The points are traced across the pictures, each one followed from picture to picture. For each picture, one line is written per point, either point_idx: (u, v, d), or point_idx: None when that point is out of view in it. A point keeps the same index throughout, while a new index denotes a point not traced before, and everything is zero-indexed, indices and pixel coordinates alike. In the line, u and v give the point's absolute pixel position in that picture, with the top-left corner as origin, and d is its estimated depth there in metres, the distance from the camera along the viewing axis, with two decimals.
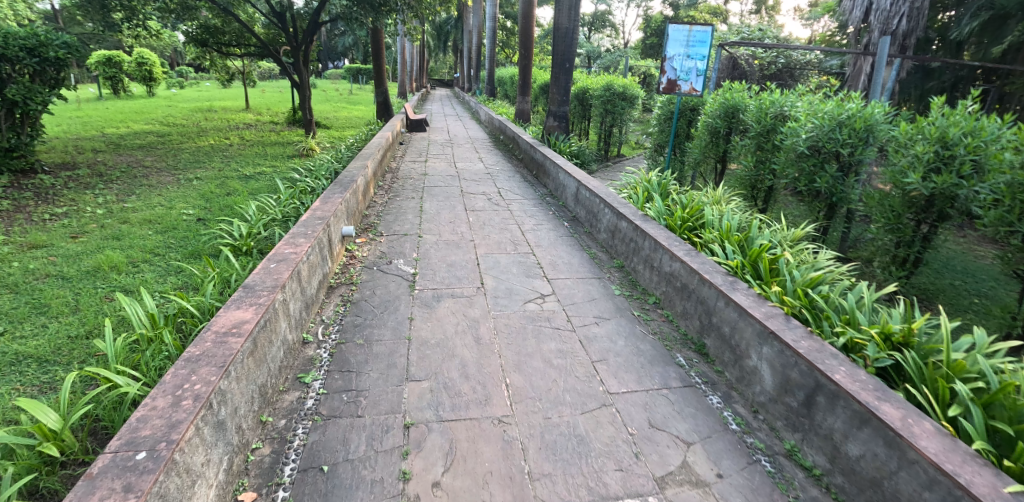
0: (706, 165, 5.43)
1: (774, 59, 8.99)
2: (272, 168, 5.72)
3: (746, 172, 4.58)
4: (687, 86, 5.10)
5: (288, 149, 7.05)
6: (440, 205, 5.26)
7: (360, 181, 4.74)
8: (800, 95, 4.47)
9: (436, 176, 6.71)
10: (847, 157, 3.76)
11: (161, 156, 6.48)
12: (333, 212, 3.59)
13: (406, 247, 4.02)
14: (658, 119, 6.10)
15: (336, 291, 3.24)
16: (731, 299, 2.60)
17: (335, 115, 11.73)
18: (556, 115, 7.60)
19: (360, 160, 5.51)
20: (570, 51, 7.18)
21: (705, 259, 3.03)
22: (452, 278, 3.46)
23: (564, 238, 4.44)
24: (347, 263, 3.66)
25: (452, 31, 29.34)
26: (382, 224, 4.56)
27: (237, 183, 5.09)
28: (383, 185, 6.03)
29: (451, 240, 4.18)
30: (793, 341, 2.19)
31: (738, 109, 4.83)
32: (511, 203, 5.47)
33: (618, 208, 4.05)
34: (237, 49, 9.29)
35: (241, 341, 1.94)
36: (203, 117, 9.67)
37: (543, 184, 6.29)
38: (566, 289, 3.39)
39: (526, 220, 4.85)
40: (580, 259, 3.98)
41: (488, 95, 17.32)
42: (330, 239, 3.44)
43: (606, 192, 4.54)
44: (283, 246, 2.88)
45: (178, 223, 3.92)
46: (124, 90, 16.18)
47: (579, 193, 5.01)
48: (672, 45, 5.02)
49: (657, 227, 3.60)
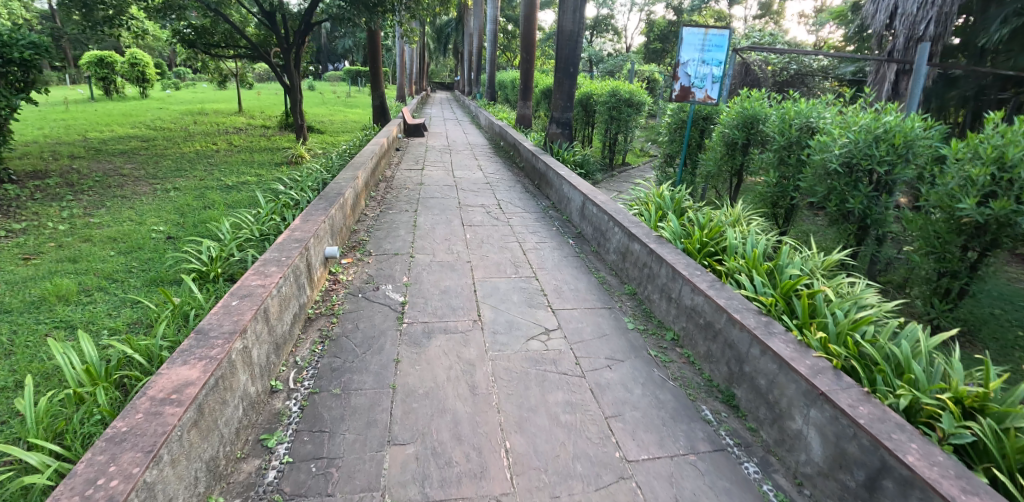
0: (720, 178, 5.08)
1: (786, 64, 8.69)
2: (256, 178, 5.36)
3: (766, 188, 4.23)
4: (702, 94, 4.75)
5: (276, 156, 6.69)
6: (435, 219, 4.89)
7: (349, 193, 4.38)
8: (827, 105, 4.11)
9: (433, 186, 6.35)
10: (884, 175, 3.40)
11: (142, 162, 6.12)
12: (314, 232, 3.23)
13: (396, 269, 3.65)
14: (668, 128, 5.74)
15: (314, 325, 2.88)
16: (768, 347, 2.23)
17: (330, 118, 11.39)
18: (559, 122, 7.23)
19: (351, 169, 5.15)
20: (575, 55, 6.83)
21: (733, 294, 2.67)
22: (445, 308, 3.09)
23: (569, 258, 4.08)
24: (329, 289, 3.29)
25: (452, 34, 29.06)
26: (372, 241, 4.19)
27: (216, 195, 4.73)
28: (375, 196, 5.66)
29: (446, 261, 3.82)
30: (850, 407, 1.83)
31: (758, 120, 4.48)
32: (512, 217, 5.11)
33: (629, 228, 3.68)
34: (228, 49, 9.02)
35: (180, 412, 1.57)
36: (192, 121, 9.31)
37: (546, 196, 5.94)
38: (572, 322, 3.03)
39: (528, 237, 4.50)
40: (587, 283, 3.62)
41: (489, 99, 17.02)
42: (310, 264, 3.07)
43: (614, 208, 4.18)
44: (249, 278, 2.50)
45: (144, 242, 3.56)
46: (117, 91, 15.87)
47: (584, 208, 4.65)
48: (686, 49, 4.67)
49: (675, 253, 3.24)
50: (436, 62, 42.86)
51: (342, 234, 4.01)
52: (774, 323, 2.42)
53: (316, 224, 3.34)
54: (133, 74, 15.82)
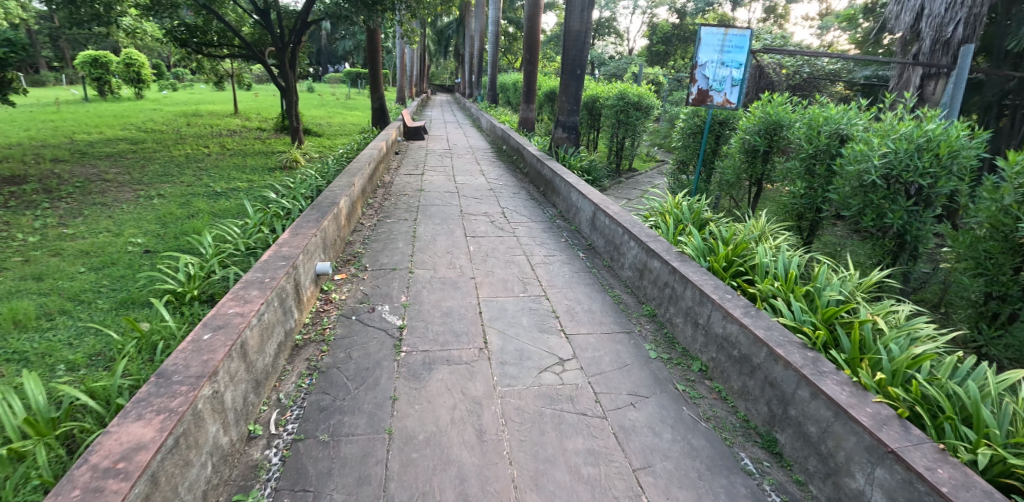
0: (738, 187, 4.80)
1: (798, 67, 8.41)
2: (247, 184, 5.06)
3: (792, 199, 3.94)
4: (721, 97, 4.47)
5: (270, 160, 6.38)
6: (436, 229, 4.60)
7: (343, 203, 4.09)
8: (858, 111, 3.83)
9: (434, 192, 6.06)
10: (926, 188, 3.11)
11: (128, 167, 5.81)
12: (304, 248, 2.94)
13: (393, 287, 3.35)
14: (681, 133, 5.46)
15: (302, 354, 2.59)
16: (821, 390, 1.93)
17: (328, 121, 11.11)
18: (565, 126, 6.94)
19: (347, 175, 4.87)
20: (582, 56, 6.55)
21: (772, 325, 2.37)
22: (448, 334, 2.79)
23: (581, 274, 3.79)
24: (320, 311, 3.00)
25: (453, 37, 28.83)
26: (368, 254, 3.90)
27: (203, 203, 4.43)
28: (373, 204, 5.37)
29: (448, 277, 3.52)
30: (932, 472, 1.54)
31: (782, 126, 4.19)
32: (518, 227, 4.82)
33: (647, 243, 3.40)
34: (223, 48, 8.71)
35: (125, 488, 1.27)
36: (185, 122, 9.02)
37: (552, 204, 5.65)
38: (589, 351, 2.73)
39: (536, 250, 4.20)
40: (603, 303, 3.33)
41: (490, 101, 16.74)
42: (298, 284, 2.77)
43: (628, 220, 3.89)
44: (227, 305, 2.21)
45: (119, 258, 3.27)
46: (112, 92, 15.56)
47: (595, 218, 4.36)
48: (705, 50, 4.40)
49: (701, 273, 2.94)
50: (437, 64, 42.61)
51: (336, 246, 3.72)
52: (823, 359, 2.12)
53: (307, 237, 3.05)
54: (127, 75, 15.46)
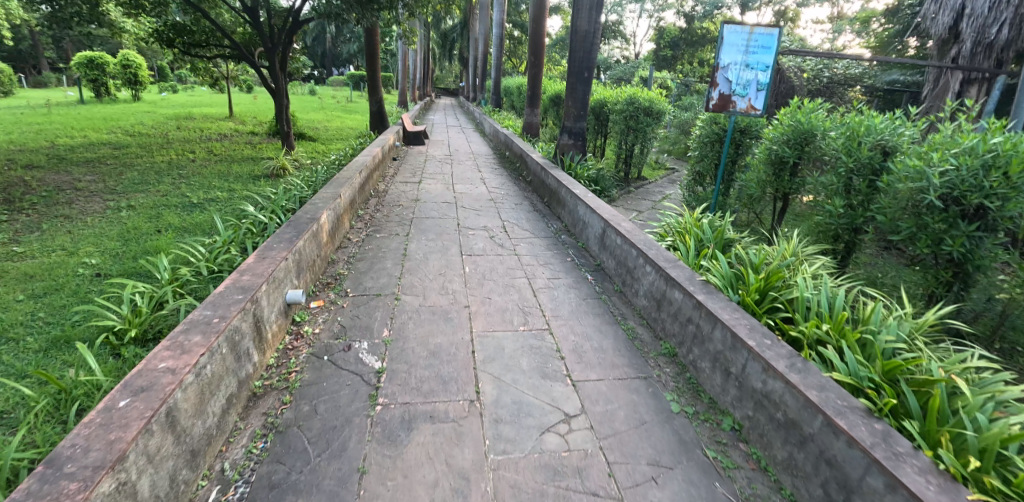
0: (762, 202, 4.37)
1: (819, 71, 7.97)
2: (226, 194, 4.65)
3: (828, 218, 3.51)
4: (744, 103, 4.08)
5: (257, 167, 5.97)
6: (430, 246, 4.18)
7: (326, 218, 3.68)
8: (904, 121, 3.40)
9: (430, 203, 5.66)
10: (992, 212, 2.65)
11: (104, 174, 5.40)
12: (270, 276, 2.54)
13: (375, 318, 2.93)
14: (697, 142, 5.05)
15: (259, 407, 2.18)
16: (900, 483, 1.50)
17: (325, 125, 10.72)
18: (572, 133, 6.49)
19: (334, 186, 4.47)
20: (590, 58, 6.14)
21: (826, 385, 1.94)
22: (433, 381, 2.36)
23: (589, 301, 3.37)
24: (289, 349, 2.59)
25: (458, 40, 28.51)
26: (351, 276, 3.49)
27: (173, 216, 4.02)
28: (363, 215, 4.97)
29: (439, 306, 3.11)
30: None
31: (815, 135, 3.78)
32: (519, 243, 4.40)
33: (665, 269, 2.97)
34: (215, 49, 8.34)
35: None
36: (177, 125, 8.66)
37: (557, 217, 5.23)
38: (600, 403, 2.32)
39: (539, 271, 3.78)
40: (615, 339, 2.91)
41: (494, 105, 16.32)
42: (259, 321, 2.37)
43: (643, 240, 3.47)
44: (158, 358, 1.80)
45: (64, 283, 2.86)
46: (109, 94, 15.30)
47: (605, 236, 3.94)
48: (727, 50, 3.97)
49: (731, 311, 2.51)
50: (441, 68, 42.28)
51: (315, 268, 3.32)
52: (895, 434, 1.69)
53: (275, 261, 2.65)
54: (123, 77, 15.17)
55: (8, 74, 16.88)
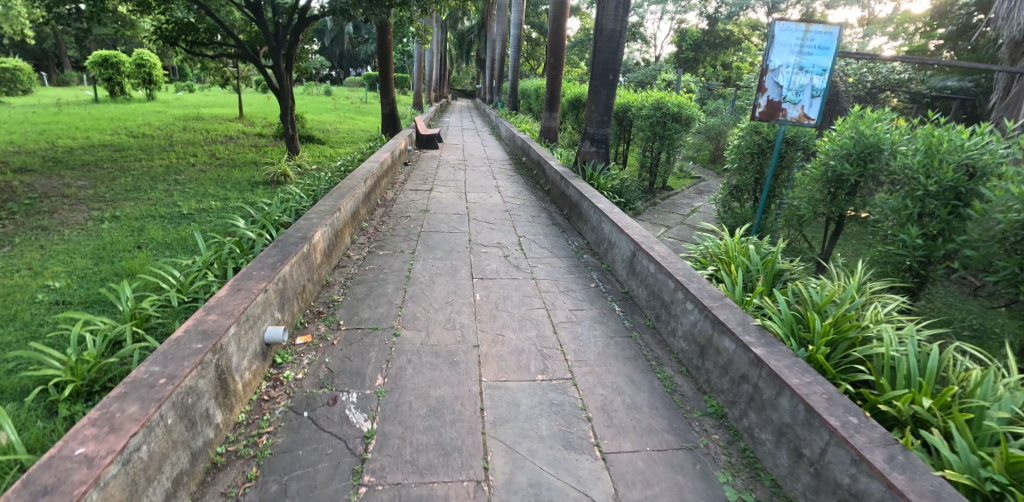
0: (811, 222, 3.88)
1: (863, 74, 7.40)
2: (219, 205, 4.26)
3: (899, 249, 3.02)
4: (797, 111, 3.59)
5: (258, 172, 5.59)
6: (437, 267, 3.76)
7: (321, 236, 3.29)
8: (994, 138, 2.89)
9: (440, 214, 5.25)
10: None
11: (97, 178, 5.07)
12: (244, 315, 2.14)
13: (369, 360, 2.52)
14: (734, 154, 4.57)
15: (218, 485, 1.77)
16: None
17: (335, 127, 10.40)
18: (594, 139, 6.01)
19: (334, 197, 4.08)
20: (615, 59, 5.67)
21: (946, 494, 1.46)
22: (432, 452, 1.93)
23: (617, 340, 2.91)
24: (266, 402, 2.19)
25: (475, 41, 28.25)
26: (348, 303, 3.09)
27: (157, 230, 3.65)
28: (367, 228, 4.57)
29: (443, 343, 2.69)
30: None
31: (882, 151, 3.28)
32: (537, 264, 3.97)
33: (710, 309, 2.52)
34: (222, 48, 8.03)
35: None
36: (183, 126, 8.38)
37: (578, 232, 4.78)
38: (638, 487, 1.86)
39: (560, 299, 3.35)
40: (650, 392, 2.45)
41: (511, 107, 15.87)
42: (224, 373, 1.97)
43: (681, 268, 3.01)
44: (77, 439, 1.40)
45: (17, 313, 2.47)
46: (124, 94, 15.26)
47: (634, 260, 3.48)
48: (779, 51, 3.48)
49: (799, 371, 2.04)
50: (457, 69, 42.10)
51: (305, 296, 2.92)
52: None
53: (252, 294, 2.26)
54: (137, 76, 15.10)
55: (27, 72, 16.95)
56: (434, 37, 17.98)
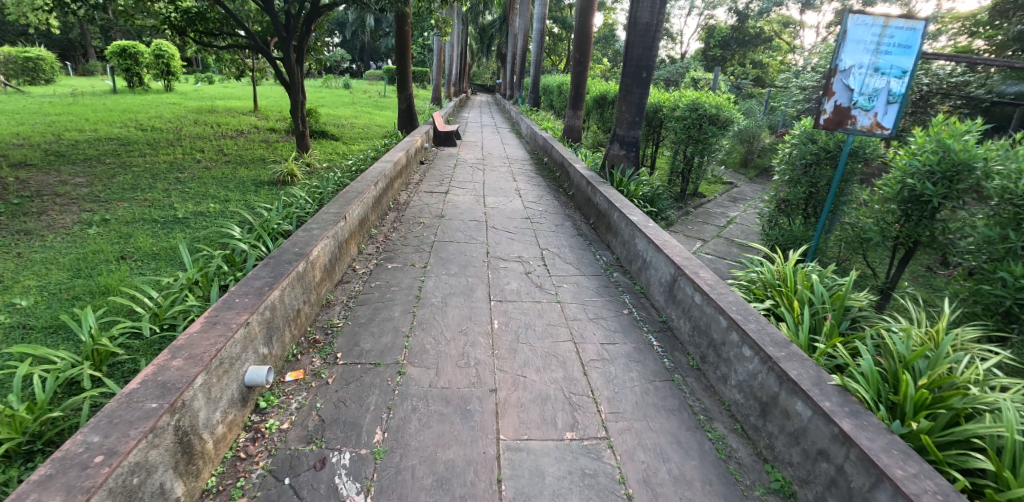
0: (877, 246, 3.39)
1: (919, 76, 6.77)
2: (218, 208, 3.94)
3: (998, 288, 2.53)
4: (869, 119, 3.11)
5: (264, 171, 5.27)
6: (450, 285, 3.36)
7: (321, 250, 2.92)
8: None
9: (456, 220, 4.87)
10: None
11: (97, 174, 4.82)
12: (215, 359, 1.81)
13: (367, 406, 2.15)
14: (784, 164, 4.11)
15: None
16: None
17: (351, 122, 10.07)
18: (624, 142, 5.55)
19: (340, 202, 3.72)
20: (650, 56, 5.21)
21: None
22: None
23: (656, 384, 2.49)
24: (242, 461, 1.84)
25: (496, 35, 27.80)
26: (348, 329, 2.73)
27: (147, 237, 3.35)
28: (376, 236, 4.21)
29: (454, 386, 2.30)
30: None
31: (973, 170, 2.79)
32: (562, 283, 3.56)
33: (773, 359, 2.09)
34: (235, 39, 7.76)
35: None
36: (196, 119, 8.15)
37: (606, 246, 4.35)
38: None
39: (589, 329, 2.94)
40: (701, 459, 2.03)
41: (532, 104, 15.38)
42: (186, 434, 1.63)
43: (734, 301, 2.57)
44: None
45: None
46: (142, 85, 15.27)
47: (675, 285, 3.05)
48: (852, 49, 3.00)
49: (902, 458, 1.59)
50: (477, 65, 41.79)
51: (299, 321, 2.58)
52: None
53: (230, 330, 1.93)
54: (155, 67, 15.08)
55: (50, 61, 17.09)
56: (455, 31, 17.57)
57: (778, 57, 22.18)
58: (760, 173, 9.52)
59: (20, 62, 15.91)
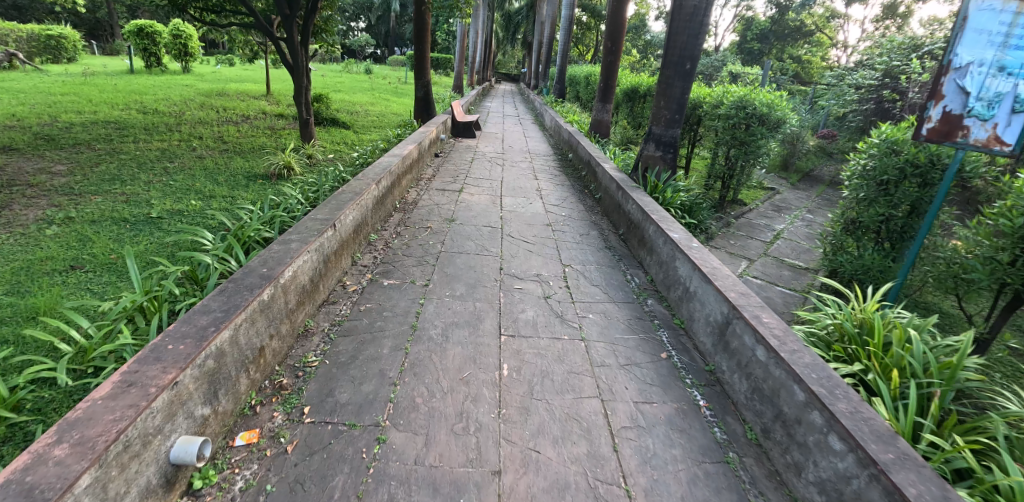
0: (980, 289, 2.76)
1: None
2: (199, 207, 3.49)
3: None
4: (985, 132, 2.46)
5: (261, 162, 4.81)
6: (454, 310, 2.82)
7: (299, 270, 2.42)
8: None
9: (469, 225, 4.35)
10: None
11: (81, 160, 4.43)
12: (118, 441, 1.32)
13: (331, 492, 1.65)
14: (859, 180, 3.48)
15: None
16: None
17: (366, 109, 9.59)
18: (661, 142, 4.92)
19: (332, 204, 3.20)
20: (695, 44, 4.57)
21: None
22: None
23: (707, 468, 1.95)
24: None
25: (522, 23, 27.03)
26: (326, 370, 2.23)
27: (108, 242, 2.90)
28: (375, 244, 3.70)
29: (446, 467, 1.77)
30: None
31: None
32: (588, 311, 3.02)
33: (881, 467, 1.54)
34: (242, 18, 7.32)
35: None
36: (202, 103, 7.77)
37: (639, 264, 3.78)
38: None
39: (623, 380, 2.40)
40: None
41: (557, 95, 14.66)
42: None
43: (814, 367, 2.01)
44: None
45: None
46: (159, 65, 15.10)
47: (728, 328, 2.49)
48: (971, 42, 2.38)
49: None
50: (503, 53, 41.07)
51: (262, 362, 2.09)
52: None
53: (148, 397, 1.45)
54: (173, 47, 14.87)
55: (72, 39, 17.07)
56: (479, 17, 16.89)
57: (818, 53, 21.07)
58: (802, 178, 8.73)
59: (41, 40, 15.95)
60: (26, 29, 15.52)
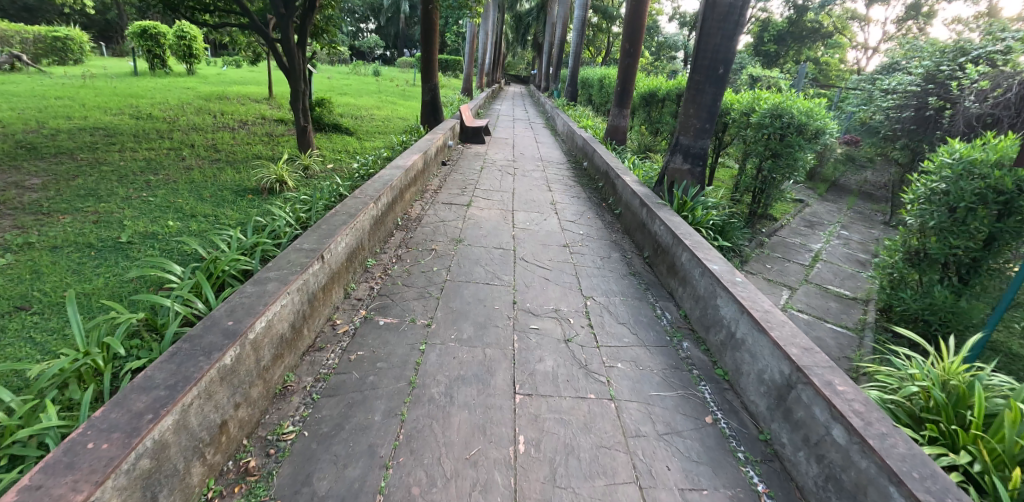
0: None
1: None
2: (175, 230, 3.12)
3: None
4: None
5: (252, 175, 4.45)
6: (460, 359, 2.42)
7: (274, 317, 2.03)
8: None
9: (478, 246, 3.94)
10: None
11: (59, 172, 4.10)
12: None
13: None
14: (925, 204, 3.02)
15: None
16: None
17: (372, 114, 9.23)
18: (689, 154, 4.48)
19: (321, 229, 2.80)
20: (730, 47, 4.13)
21: None
22: None
23: None
24: None
25: (532, 24, 26.65)
26: (304, 446, 1.83)
27: (65, 274, 2.55)
28: (373, 270, 3.31)
29: None
30: None
31: None
32: (614, 358, 2.60)
33: None
34: (241, 18, 6.97)
35: None
36: (200, 107, 7.45)
37: (670, 295, 3.35)
38: None
39: (661, 455, 1.98)
40: None
41: (569, 98, 14.23)
42: None
43: (913, 459, 1.57)
44: None
45: None
46: (163, 67, 14.90)
47: (789, 392, 2.05)
48: None
49: None
50: (511, 55, 40.75)
51: (224, 440, 1.70)
52: None
53: None
54: (178, 49, 14.67)
55: (79, 41, 16.95)
56: (489, 18, 16.51)
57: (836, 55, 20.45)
58: (830, 188, 8.23)
59: (48, 42, 15.85)
60: (32, 31, 15.39)
